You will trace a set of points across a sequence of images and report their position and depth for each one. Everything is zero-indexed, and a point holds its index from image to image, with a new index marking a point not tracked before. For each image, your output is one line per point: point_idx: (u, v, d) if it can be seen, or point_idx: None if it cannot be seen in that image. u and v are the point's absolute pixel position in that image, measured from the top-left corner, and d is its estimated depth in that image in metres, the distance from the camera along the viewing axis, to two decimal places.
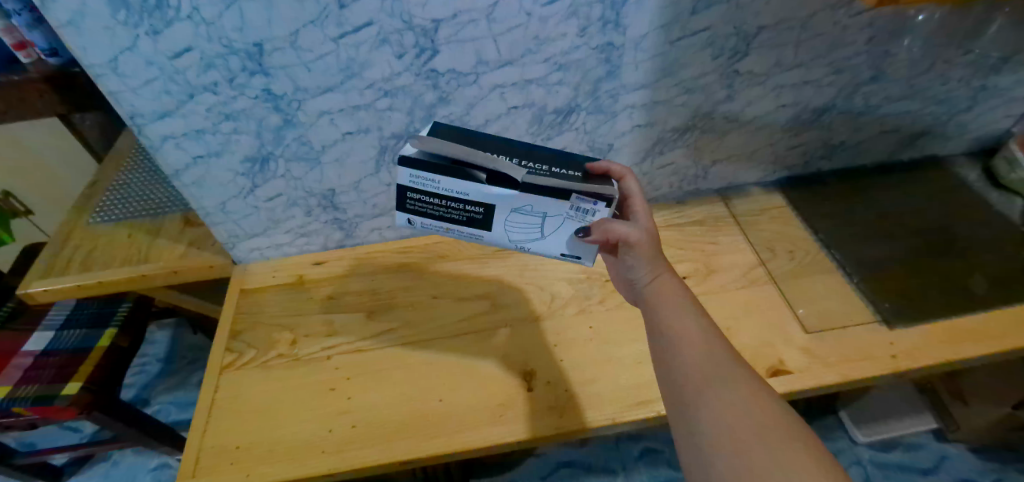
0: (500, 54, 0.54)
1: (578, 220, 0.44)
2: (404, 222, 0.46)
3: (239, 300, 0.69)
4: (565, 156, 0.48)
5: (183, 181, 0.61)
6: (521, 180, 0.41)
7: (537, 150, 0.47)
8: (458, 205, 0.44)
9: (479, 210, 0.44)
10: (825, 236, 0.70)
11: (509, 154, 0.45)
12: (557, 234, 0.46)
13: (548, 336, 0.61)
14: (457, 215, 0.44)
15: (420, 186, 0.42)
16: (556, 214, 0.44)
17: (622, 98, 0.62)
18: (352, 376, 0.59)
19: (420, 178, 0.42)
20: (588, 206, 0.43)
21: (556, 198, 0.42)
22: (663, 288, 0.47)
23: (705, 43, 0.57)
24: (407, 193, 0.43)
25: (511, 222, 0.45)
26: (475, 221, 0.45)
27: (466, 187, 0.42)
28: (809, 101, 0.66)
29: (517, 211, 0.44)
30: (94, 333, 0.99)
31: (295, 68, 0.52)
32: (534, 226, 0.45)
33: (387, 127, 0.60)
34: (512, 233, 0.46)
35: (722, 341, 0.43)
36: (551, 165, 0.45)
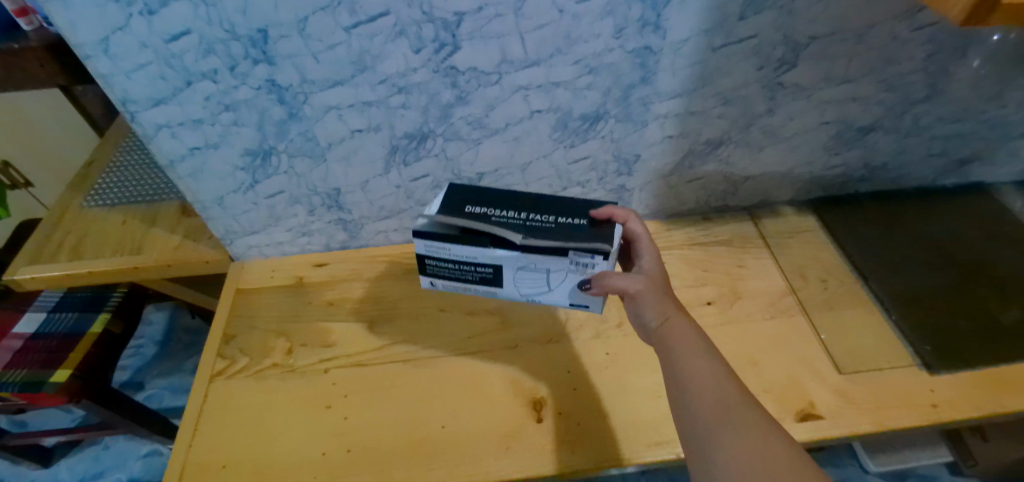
0: (526, 53, 0.50)
1: (581, 272, 0.46)
2: (426, 282, 0.54)
3: (234, 301, 0.65)
4: (572, 202, 0.49)
5: (178, 173, 0.58)
6: (521, 241, 0.43)
7: (546, 199, 0.49)
8: (471, 267, 0.49)
9: (488, 270, 0.48)
10: (860, 264, 0.65)
11: (516, 207, 0.47)
12: (564, 286, 0.49)
13: (561, 360, 0.57)
14: (471, 275, 0.50)
15: (437, 253, 0.48)
16: (558, 269, 0.46)
17: (654, 107, 0.57)
18: (350, 394, 0.55)
19: (435, 246, 0.47)
20: (587, 259, 0.44)
21: (556, 256, 0.44)
22: (677, 332, 0.42)
23: (749, 52, 0.53)
24: (427, 259, 0.50)
25: (518, 279, 0.49)
26: (488, 279, 0.50)
27: (473, 251, 0.46)
28: (855, 118, 0.62)
29: (522, 270, 0.47)
30: (87, 318, 0.95)
31: (302, 58, 0.48)
32: (540, 279, 0.49)
33: (399, 125, 0.55)
34: (521, 287, 0.50)
35: (744, 391, 0.38)
36: (557, 216, 0.47)
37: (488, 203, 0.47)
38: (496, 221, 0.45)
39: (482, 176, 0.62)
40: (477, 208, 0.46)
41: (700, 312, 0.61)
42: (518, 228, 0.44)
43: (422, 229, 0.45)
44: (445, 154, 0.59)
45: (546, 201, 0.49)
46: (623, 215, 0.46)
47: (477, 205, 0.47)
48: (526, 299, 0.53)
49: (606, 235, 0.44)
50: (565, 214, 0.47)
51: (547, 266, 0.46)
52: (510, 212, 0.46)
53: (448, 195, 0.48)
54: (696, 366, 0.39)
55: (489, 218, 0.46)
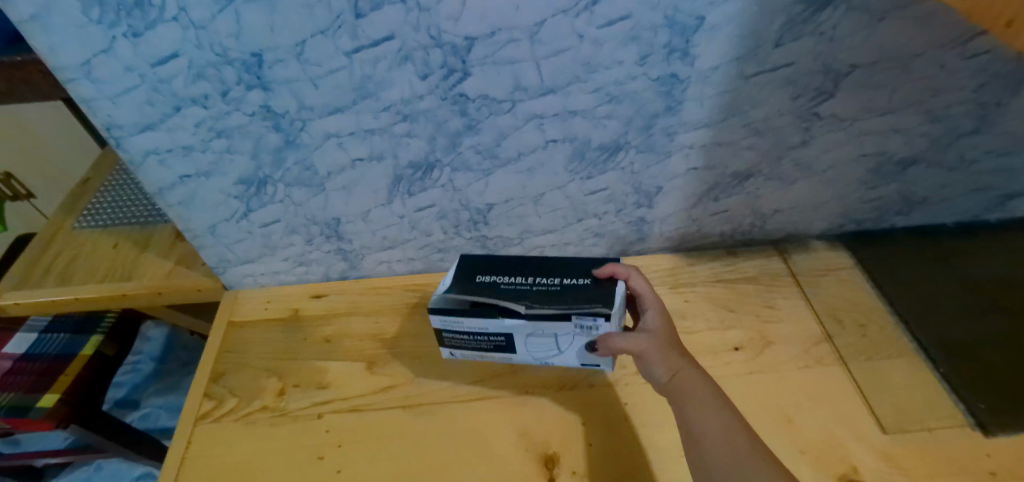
0: (542, 81, 0.46)
1: (586, 334, 0.47)
2: (445, 353, 0.56)
3: (226, 334, 0.61)
4: (576, 263, 0.51)
5: (168, 201, 0.54)
6: (525, 310, 0.45)
7: (552, 262, 0.51)
8: (485, 336, 0.51)
9: (501, 338, 0.50)
10: (899, 307, 0.60)
11: (523, 273, 0.49)
12: (573, 349, 0.50)
13: (575, 410, 0.52)
14: (486, 343, 0.52)
15: (452, 327, 0.50)
16: (564, 333, 0.48)
17: (678, 137, 0.53)
18: (344, 443, 0.50)
19: (449, 320, 0.49)
20: (590, 322, 0.45)
21: (559, 321, 0.46)
22: (687, 385, 0.42)
23: (785, 81, 0.49)
24: (444, 333, 0.52)
25: (529, 344, 0.51)
26: (502, 345, 0.52)
27: (485, 323, 0.49)
28: (895, 151, 0.57)
29: (531, 336, 0.49)
30: (79, 338, 0.92)
31: (300, 84, 0.44)
32: (550, 343, 0.50)
33: (404, 154, 0.51)
34: (534, 350, 0.52)
35: (754, 444, 0.38)
36: (562, 278, 0.48)
37: (497, 272, 0.50)
38: (503, 289, 0.48)
39: (492, 207, 0.58)
40: (487, 277, 0.49)
41: (727, 359, 0.56)
42: (523, 294, 0.46)
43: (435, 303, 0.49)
44: (453, 184, 0.55)
45: (551, 263, 0.51)
46: (623, 273, 0.48)
47: (486, 275, 0.50)
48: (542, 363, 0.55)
49: (604, 296, 0.45)
50: (570, 276, 0.48)
51: (553, 330, 0.48)
52: (517, 279, 0.49)
53: (460, 268, 0.51)
54: (705, 419, 0.40)
55: (497, 286, 0.48)
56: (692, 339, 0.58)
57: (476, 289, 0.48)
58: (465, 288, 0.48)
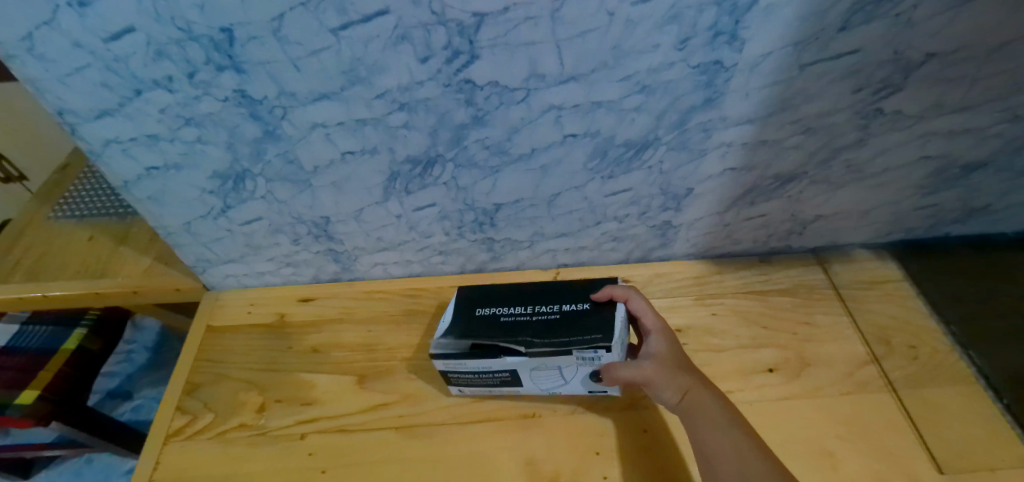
0: (562, 67, 0.39)
1: (589, 365, 0.43)
2: (454, 390, 0.49)
3: (205, 341, 0.56)
4: (573, 287, 0.48)
5: (136, 195, 0.48)
6: (526, 350, 0.42)
7: (548, 289, 0.49)
8: (489, 374, 0.45)
9: (506, 374, 0.45)
10: (958, 329, 0.54)
11: (523, 302, 0.48)
12: (579, 377, 0.45)
13: (590, 436, 0.46)
14: (492, 381, 0.46)
15: (455, 369, 0.45)
16: (567, 364, 0.43)
17: (716, 134, 0.46)
18: (328, 468, 0.45)
19: (450, 363, 0.45)
20: (591, 353, 0.41)
21: (563, 355, 0.42)
22: (697, 406, 0.39)
23: (847, 72, 0.41)
24: (448, 374, 0.46)
25: (535, 377, 0.45)
26: (508, 381, 0.46)
27: (488, 362, 0.44)
28: (962, 153, 0.50)
29: (535, 370, 0.44)
30: (62, 332, 0.88)
31: (279, 66, 0.38)
32: (555, 375, 0.45)
33: (401, 149, 0.45)
34: (540, 382, 0.46)
35: (770, 462, 0.35)
36: (560, 305, 0.46)
37: (497, 303, 0.48)
38: (502, 322, 0.45)
39: (500, 208, 0.52)
40: (487, 309, 0.47)
41: (759, 383, 0.50)
42: (522, 329, 0.44)
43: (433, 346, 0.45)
44: (456, 183, 0.49)
45: (547, 291, 0.49)
46: (622, 295, 0.45)
47: (486, 307, 0.48)
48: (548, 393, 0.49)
49: (605, 325, 0.43)
50: (570, 302, 0.46)
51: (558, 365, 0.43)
52: (516, 312, 0.46)
53: (460, 301, 0.49)
54: (717, 440, 0.37)
55: (497, 319, 0.46)
56: (720, 358, 0.52)
57: (474, 322, 0.46)
58: (464, 324, 0.46)
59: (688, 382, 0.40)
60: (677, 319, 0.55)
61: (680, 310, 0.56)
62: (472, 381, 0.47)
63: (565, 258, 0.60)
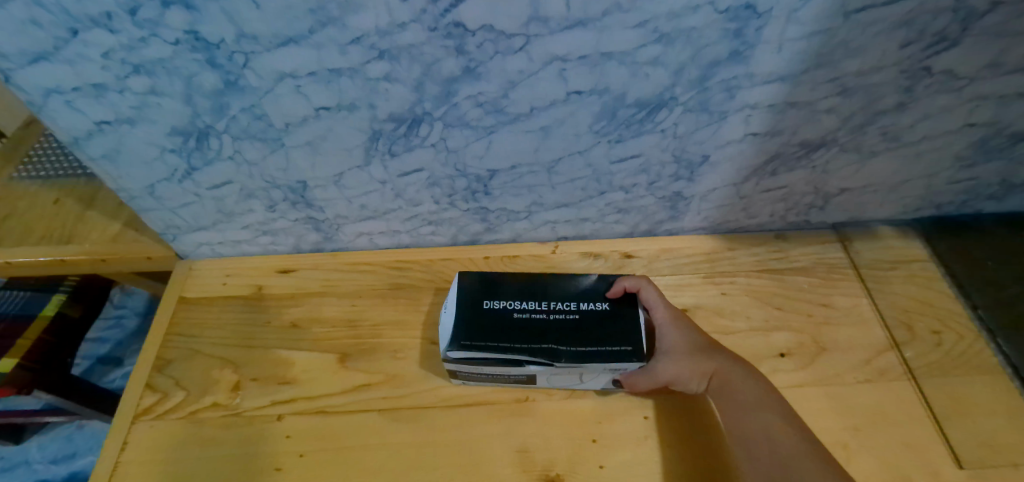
0: (568, 10, 0.33)
1: (613, 373, 0.42)
2: (455, 381, 0.45)
3: (176, 313, 0.52)
4: (586, 282, 0.47)
5: (89, 154, 0.43)
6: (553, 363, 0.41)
7: (558, 281, 0.47)
8: (504, 376, 0.44)
9: (522, 377, 0.44)
10: (985, 315, 0.50)
11: (534, 297, 0.46)
12: (597, 381, 0.44)
13: (586, 424, 0.43)
14: (503, 380, 0.45)
15: (468, 370, 0.43)
16: (591, 371, 0.42)
17: (741, 94, 0.40)
18: (307, 453, 0.42)
19: (466, 366, 0.43)
20: (621, 365, 0.41)
21: (592, 367, 0.42)
22: (725, 391, 0.40)
23: (899, 21, 0.35)
24: (456, 371, 0.44)
25: (550, 378, 0.44)
26: (521, 381, 0.45)
27: (507, 367, 0.43)
28: (1014, 121, 0.44)
29: (554, 374, 0.43)
30: (40, 297, 0.84)
31: (234, 1, 0.32)
32: (573, 378, 0.44)
33: (382, 105, 0.39)
34: (554, 383, 0.44)
35: (806, 441, 0.35)
36: (577, 303, 0.45)
37: (505, 295, 0.46)
38: (518, 320, 0.44)
39: (495, 174, 0.47)
40: (496, 303, 0.45)
41: (771, 368, 0.46)
42: (543, 333, 0.43)
43: (450, 347, 0.42)
44: (446, 145, 0.44)
45: (558, 283, 0.47)
46: (634, 286, 0.45)
47: (494, 299, 0.45)
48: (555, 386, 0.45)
49: (632, 333, 0.43)
50: (586, 299, 0.46)
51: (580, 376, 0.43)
52: (531, 310, 0.45)
53: (462, 288, 0.46)
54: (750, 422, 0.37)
55: (510, 315, 0.44)
56: (731, 341, 0.48)
57: (487, 319, 0.44)
58: (474, 323, 0.43)
59: (710, 366, 0.41)
60: (685, 298, 0.51)
61: (688, 289, 0.52)
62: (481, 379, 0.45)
63: (565, 230, 0.55)
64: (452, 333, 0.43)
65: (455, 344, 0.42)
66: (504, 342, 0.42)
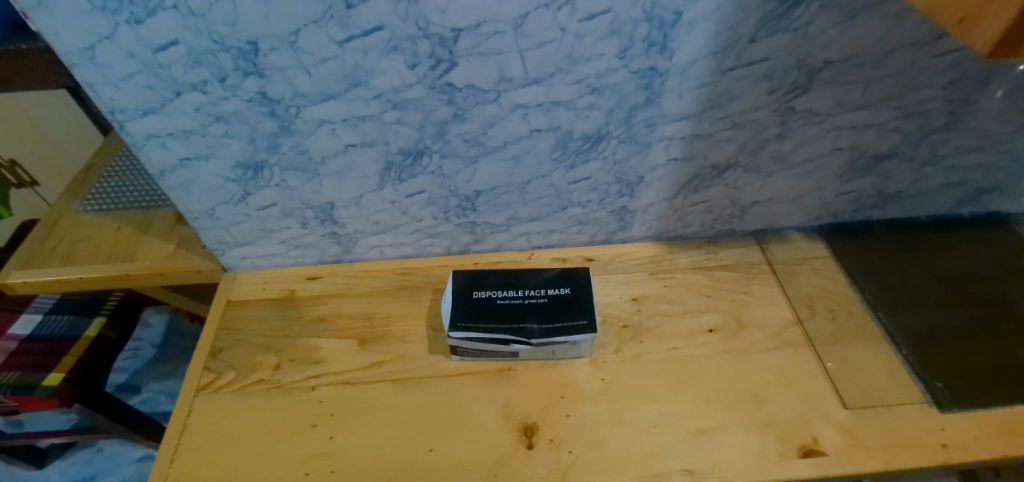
0: (525, 72, 0.48)
1: (575, 344, 0.55)
2: (454, 357, 0.58)
3: (224, 313, 0.64)
4: (552, 274, 0.60)
5: (169, 183, 0.56)
6: (528, 338, 0.54)
7: (531, 274, 0.60)
8: (493, 351, 0.56)
9: (507, 352, 0.56)
10: (871, 296, 0.64)
11: (513, 287, 0.58)
12: (564, 351, 0.56)
13: (555, 385, 0.55)
14: (494, 354, 0.57)
15: (466, 347, 0.55)
16: (558, 344, 0.54)
17: (659, 129, 0.55)
18: (336, 412, 0.54)
19: (464, 344, 0.55)
20: (579, 337, 0.53)
21: (559, 341, 0.54)
22: None
23: (760, 76, 0.50)
24: (456, 347, 0.56)
25: (530, 351, 0.56)
26: (507, 355, 0.57)
27: (495, 344, 0.55)
28: (870, 145, 0.59)
29: (532, 348, 0.55)
30: (82, 320, 0.94)
31: (294, 71, 0.46)
32: (545, 350, 0.56)
33: (394, 141, 0.53)
34: (532, 354, 0.57)
35: None
36: (544, 290, 0.58)
37: (489, 287, 0.58)
38: (499, 306, 0.56)
39: (479, 194, 0.61)
40: (482, 293, 0.57)
41: (702, 341, 0.59)
42: (520, 314, 0.55)
43: (450, 330, 0.54)
44: (442, 171, 0.57)
45: (531, 276, 0.60)
46: None
47: (481, 290, 0.58)
48: (530, 357, 0.57)
49: (586, 311, 0.55)
50: (552, 287, 0.58)
51: (552, 346, 0.55)
52: (510, 297, 0.57)
53: (458, 283, 0.59)
54: None
55: (493, 303, 0.56)
56: (670, 321, 0.61)
57: (476, 305, 0.56)
58: (466, 309, 0.56)
59: None
60: (635, 290, 0.64)
61: (638, 284, 0.65)
62: (475, 355, 0.57)
63: (538, 240, 0.68)
64: (449, 318, 0.54)
65: (453, 326, 0.54)
66: (489, 323, 0.54)
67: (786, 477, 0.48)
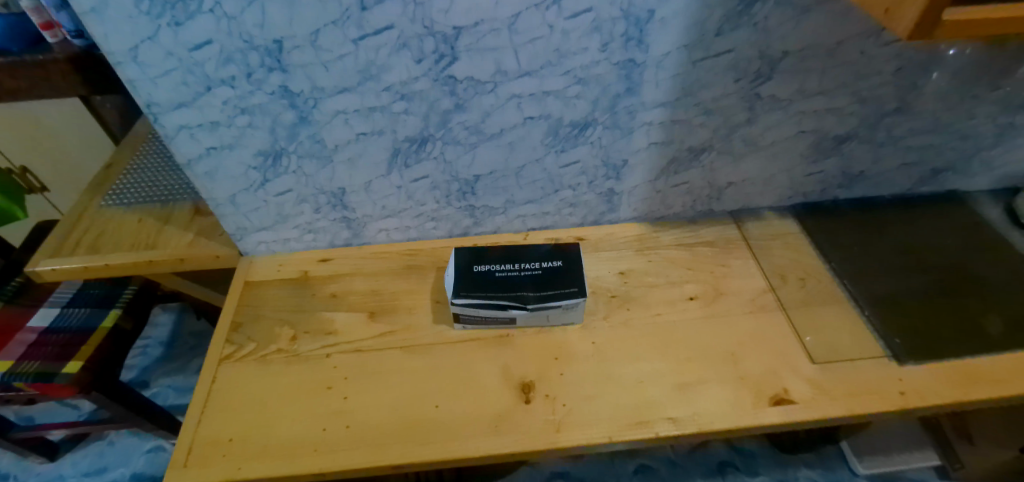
0: (519, 65, 0.54)
1: (569, 310, 0.60)
2: (457, 326, 0.63)
3: (243, 292, 0.69)
4: (545, 249, 0.66)
5: (195, 171, 0.61)
6: (526, 304, 0.59)
7: (525, 249, 0.66)
8: (494, 318, 0.62)
9: (507, 319, 0.61)
10: (837, 266, 0.70)
11: (509, 260, 0.64)
12: (559, 317, 0.62)
13: (551, 348, 0.61)
14: (495, 321, 0.62)
15: (469, 315, 0.61)
16: (553, 310, 0.60)
17: (640, 115, 0.61)
18: (350, 376, 0.59)
19: (466, 311, 0.60)
20: (571, 303, 0.59)
21: (554, 307, 0.60)
22: None
23: (727, 66, 0.56)
24: (460, 315, 0.61)
25: (528, 318, 0.61)
26: (507, 321, 0.62)
27: (496, 311, 0.60)
28: (831, 128, 0.65)
29: (530, 314, 0.60)
30: (98, 313, 0.98)
31: (313, 66, 0.52)
32: (541, 316, 0.61)
33: (401, 130, 0.59)
34: (530, 321, 0.62)
35: None
36: (538, 262, 0.64)
37: (488, 261, 0.64)
38: (497, 277, 0.62)
39: (478, 179, 0.66)
40: (482, 267, 0.63)
41: (683, 307, 0.65)
42: (516, 285, 0.61)
43: (455, 297, 0.59)
44: (444, 157, 0.63)
45: (525, 251, 0.65)
46: None
47: (481, 264, 0.64)
48: (527, 325, 0.63)
49: (577, 281, 0.61)
50: (544, 260, 0.64)
51: (547, 312, 0.61)
52: (507, 269, 0.63)
53: (460, 259, 0.64)
54: None
55: (492, 274, 0.62)
56: (655, 291, 0.67)
57: (476, 277, 0.62)
58: (468, 280, 0.61)
59: None
60: (623, 265, 0.71)
61: (625, 259, 0.71)
62: (478, 322, 0.63)
63: (533, 223, 0.74)
64: (454, 288, 0.60)
65: (457, 294, 0.59)
66: (489, 292, 0.60)
67: (760, 421, 0.53)
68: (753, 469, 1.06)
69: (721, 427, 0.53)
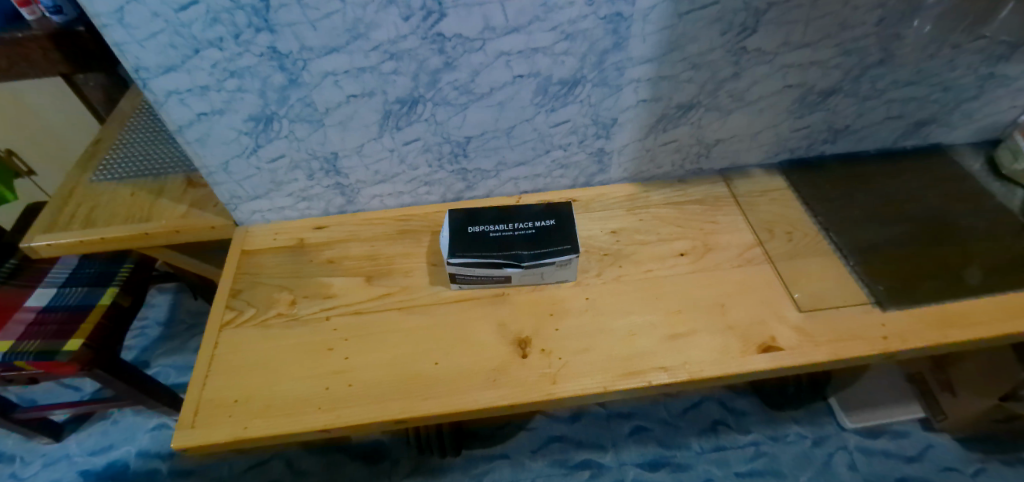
0: (506, 20, 0.54)
1: (562, 267, 0.62)
2: (454, 286, 0.65)
3: (241, 261, 0.70)
4: (537, 209, 0.67)
5: (187, 138, 0.61)
6: (519, 261, 0.60)
7: (517, 209, 0.67)
8: (489, 277, 0.63)
9: (502, 277, 0.63)
10: (824, 220, 0.72)
11: (503, 221, 0.65)
12: (552, 275, 0.64)
13: (545, 305, 0.63)
14: (490, 280, 0.64)
15: (465, 274, 0.62)
16: (546, 266, 0.62)
17: (627, 71, 0.61)
18: (350, 337, 0.61)
19: (462, 270, 0.61)
20: (564, 259, 0.61)
21: (547, 264, 0.61)
22: None
23: (712, 19, 0.56)
24: (456, 275, 0.63)
25: (524, 276, 0.63)
26: (502, 280, 0.64)
27: (491, 269, 0.61)
28: (816, 83, 0.66)
29: (525, 272, 0.62)
30: (95, 291, 0.99)
31: (301, 26, 0.52)
32: (535, 273, 0.63)
33: (392, 91, 0.60)
34: (525, 279, 0.64)
35: None
36: (530, 222, 0.65)
37: (482, 222, 0.65)
38: (491, 237, 0.63)
39: (470, 140, 0.67)
40: (476, 227, 0.64)
41: (673, 262, 0.67)
42: (510, 243, 0.62)
43: (450, 257, 0.60)
44: (435, 119, 0.64)
45: (518, 211, 0.66)
46: None
47: (475, 225, 0.64)
48: (521, 282, 0.65)
49: (568, 237, 0.62)
50: (537, 219, 0.65)
51: (540, 269, 0.62)
52: (501, 228, 0.64)
53: (454, 221, 0.65)
54: None
55: (487, 234, 0.63)
56: (645, 248, 0.69)
57: (470, 236, 0.63)
58: (462, 239, 0.62)
59: None
60: (614, 224, 0.72)
61: (616, 218, 0.73)
62: (474, 282, 0.64)
63: (525, 185, 0.76)
64: (449, 247, 0.61)
65: (452, 253, 0.60)
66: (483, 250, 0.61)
67: (747, 367, 0.55)
68: (745, 427, 1.09)
69: (710, 373, 0.55)
